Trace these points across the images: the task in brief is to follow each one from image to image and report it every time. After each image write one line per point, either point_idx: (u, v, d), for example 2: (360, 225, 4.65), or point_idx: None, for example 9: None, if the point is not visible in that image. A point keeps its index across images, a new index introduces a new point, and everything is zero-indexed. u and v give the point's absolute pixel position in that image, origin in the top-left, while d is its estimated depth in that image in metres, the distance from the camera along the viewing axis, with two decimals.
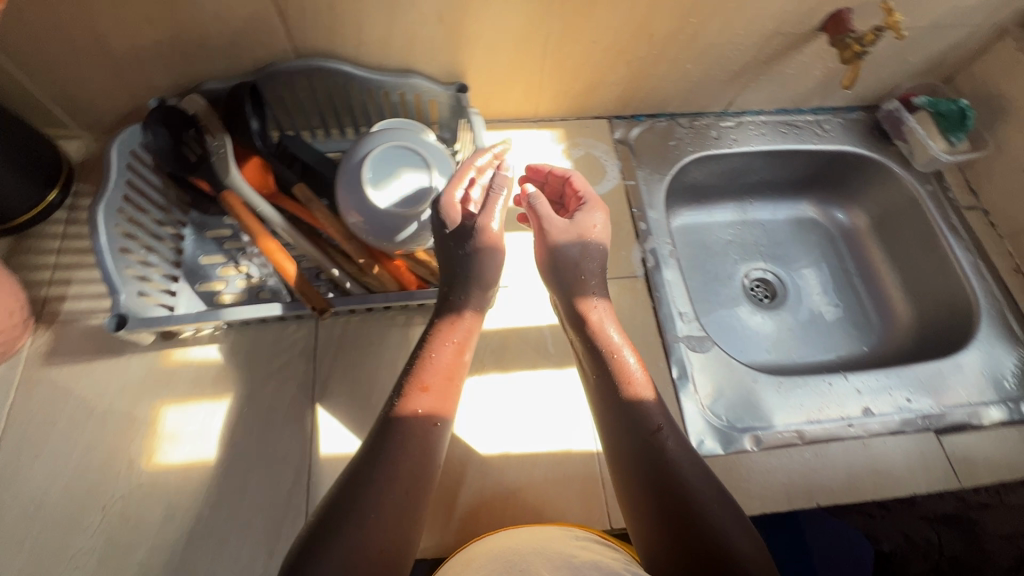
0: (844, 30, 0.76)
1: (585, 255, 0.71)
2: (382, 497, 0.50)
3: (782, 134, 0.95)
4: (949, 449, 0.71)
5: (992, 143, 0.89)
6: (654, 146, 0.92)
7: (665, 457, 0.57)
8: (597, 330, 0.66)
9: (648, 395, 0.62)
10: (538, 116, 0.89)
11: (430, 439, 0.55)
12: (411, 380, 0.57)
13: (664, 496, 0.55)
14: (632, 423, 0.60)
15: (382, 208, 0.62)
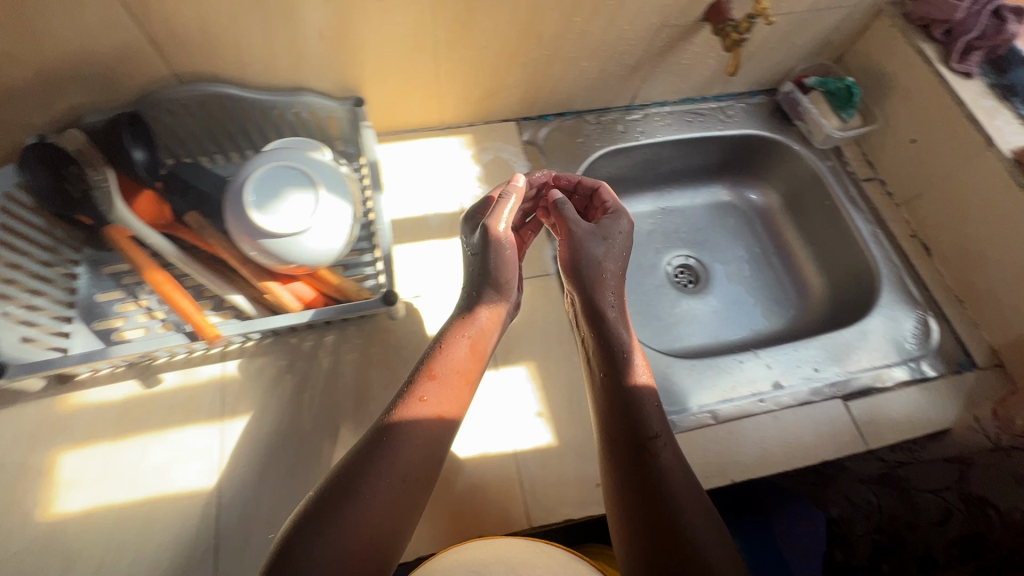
0: (722, 19, 0.78)
1: (608, 256, 0.71)
2: (376, 503, 0.53)
3: (687, 123, 0.98)
4: (855, 414, 0.74)
5: (881, 116, 0.93)
6: (563, 144, 0.93)
7: (657, 464, 0.59)
8: (607, 325, 0.68)
9: (650, 402, 0.64)
10: (444, 123, 0.90)
11: (428, 453, 0.57)
12: (419, 377, 0.61)
13: (641, 489, 0.58)
14: (635, 423, 0.62)
15: (266, 230, 0.61)
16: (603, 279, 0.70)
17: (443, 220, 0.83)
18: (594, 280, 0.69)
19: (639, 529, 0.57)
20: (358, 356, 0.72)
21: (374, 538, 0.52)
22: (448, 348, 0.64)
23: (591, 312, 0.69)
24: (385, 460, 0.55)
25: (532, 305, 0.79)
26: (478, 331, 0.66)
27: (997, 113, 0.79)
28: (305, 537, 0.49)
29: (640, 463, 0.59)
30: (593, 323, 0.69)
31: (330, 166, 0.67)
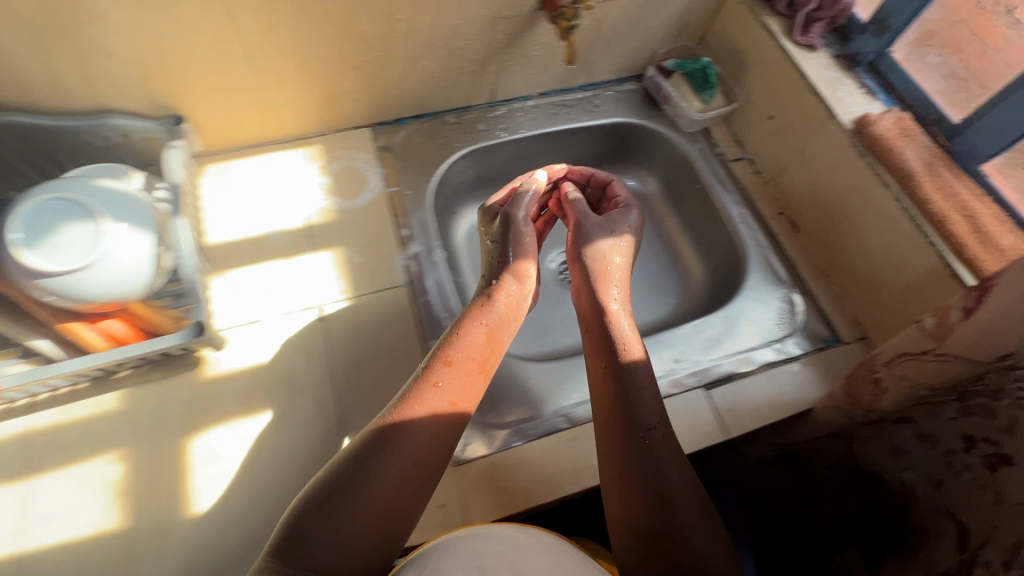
0: (551, 9, 0.76)
1: (615, 246, 0.78)
2: (379, 498, 0.53)
3: (553, 116, 0.95)
4: (716, 402, 0.72)
5: (742, 96, 0.92)
6: (421, 147, 0.89)
7: (657, 454, 0.59)
8: (611, 315, 0.70)
9: (649, 393, 0.63)
10: (289, 135, 0.85)
11: (428, 450, 0.57)
12: (429, 369, 0.61)
13: (630, 475, 0.59)
14: (631, 412, 0.62)
15: (50, 273, 0.56)
16: (610, 269, 0.75)
17: (285, 238, 0.78)
18: (601, 268, 0.75)
19: (624, 518, 0.59)
20: (183, 393, 0.67)
21: (373, 534, 0.52)
22: (459, 339, 0.64)
23: (597, 299, 0.72)
24: (385, 462, 0.54)
25: (379, 320, 0.74)
26: (500, 317, 0.68)
27: (839, 84, 0.78)
28: (304, 529, 0.50)
29: (632, 451, 0.60)
30: (600, 308, 0.71)
31: (131, 196, 0.63)
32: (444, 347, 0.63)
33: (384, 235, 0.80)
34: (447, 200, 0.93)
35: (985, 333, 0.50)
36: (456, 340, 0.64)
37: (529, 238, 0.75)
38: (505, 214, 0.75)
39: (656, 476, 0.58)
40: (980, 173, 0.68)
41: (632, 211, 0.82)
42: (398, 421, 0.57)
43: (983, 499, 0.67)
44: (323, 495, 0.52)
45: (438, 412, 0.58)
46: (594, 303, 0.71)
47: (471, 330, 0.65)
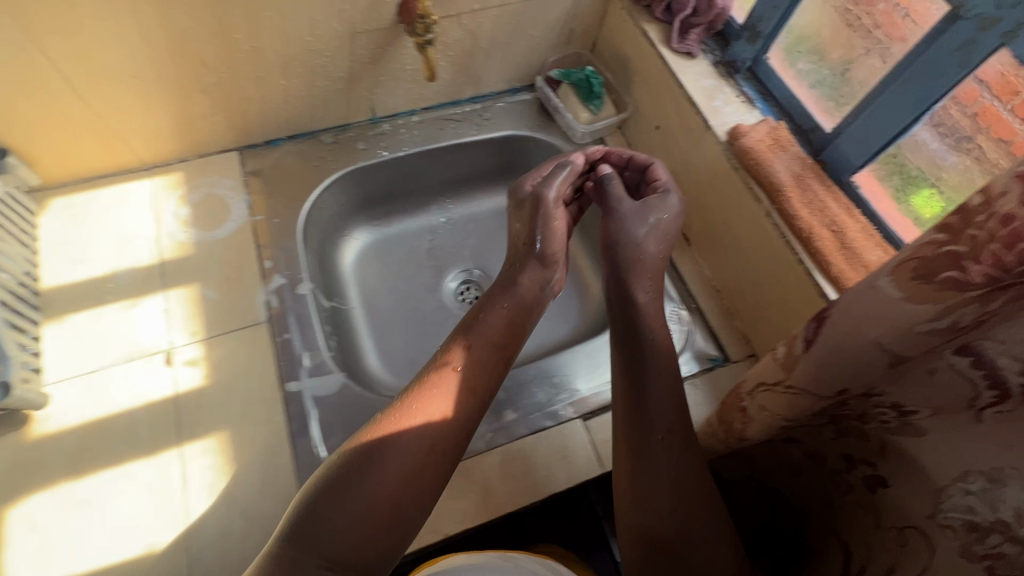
0: (406, 26, 0.72)
1: (651, 236, 0.70)
2: (389, 490, 0.49)
3: (439, 131, 0.90)
4: (592, 433, 0.69)
5: (631, 105, 0.88)
6: (294, 170, 0.84)
7: (668, 455, 0.56)
8: (634, 308, 0.66)
9: (670, 386, 0.59)
10: (146, 162, 0.80)
11: (447, 437, 0.54)
12: (445, 356, 0.59)
13: (645, 477, 0.57)
14: (650, 411, 0.58)
15: None
16: (643, 260, 0.68)
17: (134, 276, 0.73)
18: (633, 259, 0.68)
19: (637, 525, 0.58)
20: (6, 457, 0.62)
21: (382, 530, 0.48)
22: (480, 323, 0.62)
23: (624, 287, 0.68)
24: (392, 456, 0.50)
25: (234, 362, 0.69)
26: (521, 301, 0.66)
27: (717, 93, 0.75)
28: (309, 524, 0.47)
29: (645, 447, 0.57)
30: (624, 299, 0.67)
31: None
32: (466, 330, 0.62)
33: (246, 268, 0.75)
34: (328, 225, 0.88)
35: (822, 367, 0.47)
36: (477, 325, 0.62)
37: (559, 221, 0.71)
38: (537, 196, 0.70)
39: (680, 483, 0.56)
40: (851, 185, 0.67)
41: (672, 195, 0.72)
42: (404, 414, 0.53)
43: (867, 522, 0.64)
44: (326, 492, 0.48)
45: (457, 399, 0.56)
46: (620, 289, 0.68)
47: (488, 315, 0.63)
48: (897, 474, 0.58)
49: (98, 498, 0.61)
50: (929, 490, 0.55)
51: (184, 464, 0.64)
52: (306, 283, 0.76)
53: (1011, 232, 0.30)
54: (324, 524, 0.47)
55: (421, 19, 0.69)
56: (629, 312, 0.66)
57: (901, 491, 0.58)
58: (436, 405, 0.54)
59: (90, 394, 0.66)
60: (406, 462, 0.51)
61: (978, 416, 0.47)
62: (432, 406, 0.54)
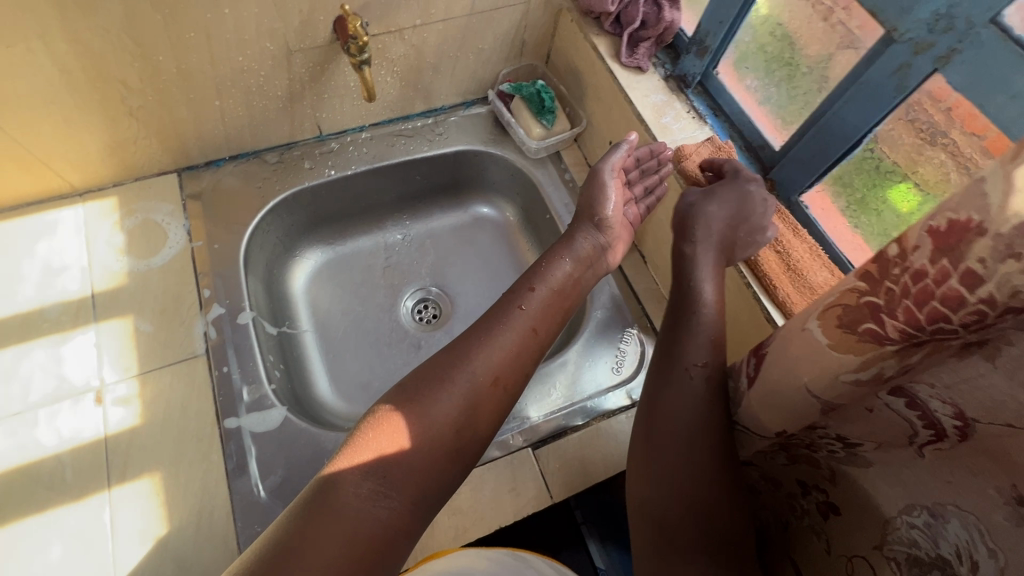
0: (342, 44, 0.70)
1: (708, 198, 0.65)
2: (444, 425, 0.52)
3: (390, 148, 0.88)
4: (543, 462, 0.67)
5: (586, 118, 0.86)
6: (237, 192, 0.81)
7: (694, 398, 0.54)
8: (687, 261, 0.62)
9: (707, 331, 0.58)
10: (78, 188, 0.76)
11: (510, 371, 0.57)
12: (512, 294, 0.62)
13: (668, 422, 0.54)
14: (684, 346, 0.57)
15: None
16: (690, 222, 0.64)
17: (63, 310, 0.70)
18: (684, 219, 0.65)
19: (642, 486, 0.55)
20: None
21: (434, 460, 0.51)
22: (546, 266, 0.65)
23: (681, 239, 0.64)
24: (449, 389, 0.54)
25: (168, 399, 0.66)
26: (583, 257, 0.68)
27: (667, 109, 0.74)
28: (368, 445, 0.50)
29: (674, 383, 0.55)
30: (676, 255, 0.65)
31: None
32: (531, 275, 0.64)
33: (184, 298, 0.72)
34: (275, 248, 0.85)
35: (763, 407, 0.46)
36: (541, 271, 0.65)
37: (616, 198, 0.70)
38: (596, 169, 0.69)
39: (700, 428, 0.52)
40: (799, 206, 0.66)
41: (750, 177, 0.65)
42: (468, 355, 0.56)
43: (818, 546, 0.63)
44: (382, 420, 0.51)
45: (520, 339, 0.59)
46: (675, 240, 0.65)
47: (545, 260, 0.66)
48: (846, 500, 0.57)
49: (18, 551, 0.58)
50: (875, 518, 0.54)
51: (114, 509, 0.61)
52: (247, 312, 0.73)
53: (922, 290, 0.30)
54: (379, 444, 0.50)
55: (353, 39, 0.66)
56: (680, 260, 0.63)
57: (849, 518, 0.57)
58: (504, 343, 0.58)
59: (13, 439, 0.63)
60: (461, 396, 0.54)
61: (919, 452, 0.46)
62: (500, 344, 0.58)
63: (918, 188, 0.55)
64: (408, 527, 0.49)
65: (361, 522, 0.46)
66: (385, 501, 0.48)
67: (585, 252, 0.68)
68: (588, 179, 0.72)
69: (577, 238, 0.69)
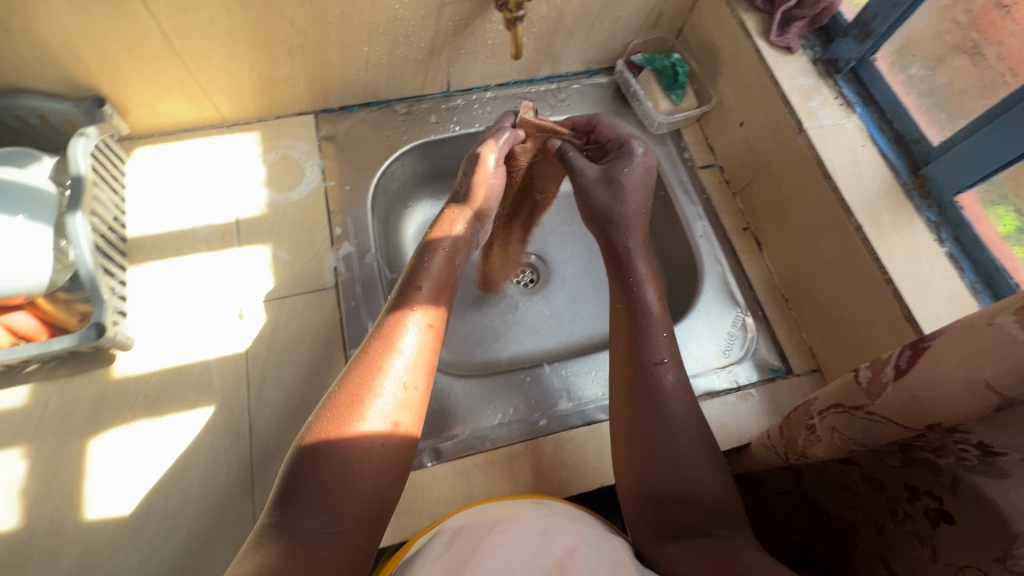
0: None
1: (620, 199, 0.69)
2: (370, 448, 0.47)
3: (512, 109, 0.89)
4: None
5: (715, 97, 0.85)
6: (368, 138, 0.84)
7: (661, 389, 0.56)
8: (624, 257, 0.67)
9: (658, 326, 0.60)
10: (228, 120, 0.82)
11: (416, 377, 0.52)
12: (388, 317, 0.56)
13: (646, 419, 0.55)
14: (640, 344, 0.59)
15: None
16: (618, 223, 0.69)
17: (212, 232, 0.76)
18: (608, 221, 0.69)
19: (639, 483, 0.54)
20: (90, 393, 0.66)
21: (374, 482, 0.46)
22: (425, 268, 0.61)
23: (607, 235, 0.69)
24: (367, 411, 0.48)
25: (301, 324, 0.71)
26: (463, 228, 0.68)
27: (813, 93, 0.72)
28: (298, 487, 0.44)
29: (644, 383, 0.57)
30: (616, 247, 0.68)
31: (37, 191, 0.62)
32: (413, 274, 0.61)
33: (317, 232, 0.77)
34: (393, 196, 0.88)
35: (915, 400, 0.45)
36: (421, 267, 0.61)
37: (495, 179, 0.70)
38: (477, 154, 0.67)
39: (687, 426, 0.55)
40: (952, 207, 0.63)
41: (635, 145, 0.71)
42: (366, 379, 0.50)
43: (922, 554, 0.61)
44: (306, 460, 0.45)
45: (423, 336, 0.55)
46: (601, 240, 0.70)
47: (440, 261, 0.63)
48: (967, 512, 0.55)
49: (167, 441, 0.64)
50: (996, 532, 0.52)
51: (251, 416, 0.66)
52: (373, 253, 0.77)
53: None
54: (308, 483, 0.44)
55: None
56: (619, 263, 0.67)
57: (965, 530, 0.55)
58: (397, 360, 0.52)
59: (167, 342, 0.69)
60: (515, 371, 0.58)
61: None
62: (395, 362, 0.52)
63: (1015, 211, 0.59)
64: (365, 544, 0.45)
65: (318, 557, 0.41)
66: (332, 529, 0.43)
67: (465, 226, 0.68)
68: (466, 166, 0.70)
69: (455, 223, 0.67)
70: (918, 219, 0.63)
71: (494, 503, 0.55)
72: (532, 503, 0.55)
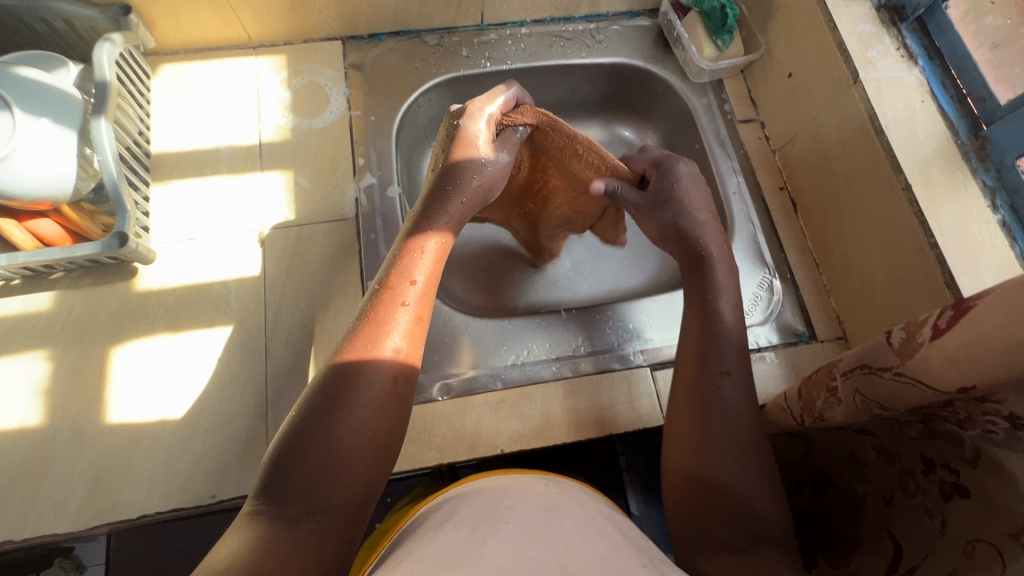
0: None
1: (688, 210, 0.64)
2: (355, 442, 0.45)
3: (547, 48, 0.85)
4: (661, 383, 0.68)
5: (764, 46, 0.80)
6: (396, 69, 0.81)
7: (722, 400, 0.54)
8: (704, 262, 0.62)
9: (732, 338, 0.58)
10: (254, 41, 0.79)
11: (402, 370, 0.49)
12: (377, 293, 0.52)
13: (704, 431, 0.53)
14: (709, 351, 0.57)
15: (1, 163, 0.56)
16: (691, 230, 0.64)
17: (234, 154, 0.75)
18: (682, 235, 0.64)
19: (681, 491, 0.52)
20: (113, 302, 0.67)
21: (359, 477, 0.44)
22: (419, 254, 0.55)
23: (683, 240, 0.64)
24: (352, 405, 0.45)
25: (321, 253, 0.71)
26: (477, 197, 0.62)
27: (873, 42, 0.67)
28: (280, 478, 0.43)
29: (707, 391, 0.55)
30: (687, 254, 0.63)
31: (64, 94, 0.61)
32: (403, 266, 0.54)
33: (339, 161, 0.75)
34: (419, 132, 0.86)
35: (950, 360, 0.43)
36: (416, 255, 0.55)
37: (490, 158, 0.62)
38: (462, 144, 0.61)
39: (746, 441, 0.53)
40: (1012, 170, 0.58)
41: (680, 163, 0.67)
42: (348, 375, 0.47)
43: (928, 527, 0.57)
44: (290, 449, 0.44)
45: (409, 327, 0.51)
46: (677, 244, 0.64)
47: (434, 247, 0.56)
48: (986, 485, 0.51)
49: (186, 354, 0.65)
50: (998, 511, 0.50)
51: (268, 338, 0.66)
52: (395, 187, 0.75)
53: None
54: (292, 474, 0.43)
55: None
56: (702, 269, 0.62)
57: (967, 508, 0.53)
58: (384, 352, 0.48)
59: (188, 261, 0.69)
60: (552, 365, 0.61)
61: None
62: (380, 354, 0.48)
63: None
64: (350, 535, 0.43)
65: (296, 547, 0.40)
66: (313, 521, 0.42)
67: (475, 193, 0.61)
68: (445, 140, 0.64)
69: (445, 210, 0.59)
70: (972, 182, 0.59)
71: (498, 477, 0.53)
72: (540, 480, 0.54)
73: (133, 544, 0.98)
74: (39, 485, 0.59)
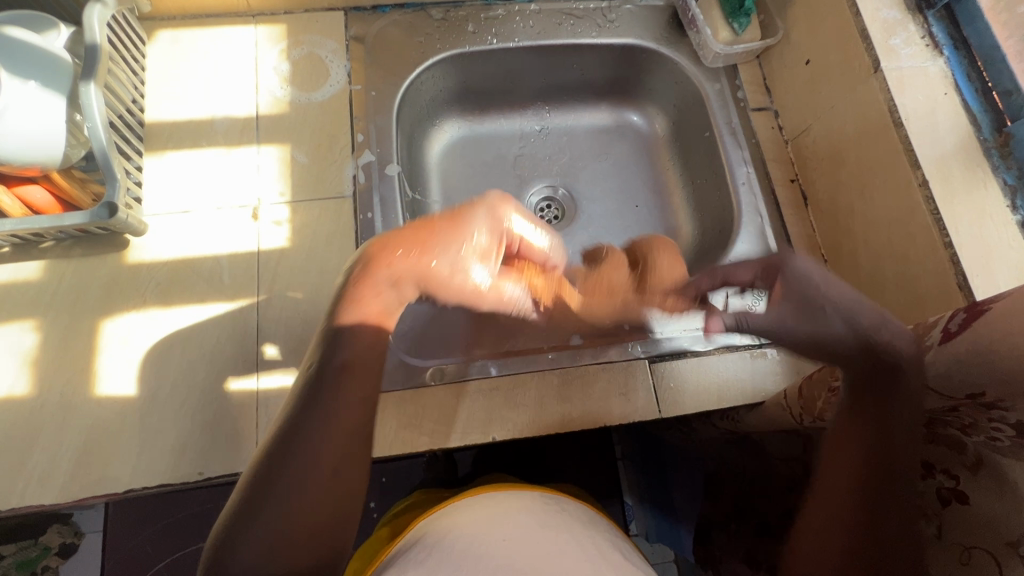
0: None
1: (857, 320, 0.55)
2: (303, 511, 0.44)
3: (556, 26, 0.82)
4: (660, 376, 0.67)
5: (782, 31, 0.77)
6: (399, 42, 0.79)
7: (892, 500, 0.51)
8: (897, 373, 0.50)
9: (913, 438, 0.51)
10: (253, 9, 0.77)
11: (350, 452, 0.47)
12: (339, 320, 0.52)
13: (872, 535, 0.50)
14: (891, 453, 0.51)
15: None
16: (835, 343, 0.55)
17: (231, 125, 0.73)
18: (812, 340, 0.57)
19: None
20: (104, 273, 0.65)
21: (312, 541, 0.44)
22: (370, 296, 0.53)
23: (861, 358, 0.52)
24: (300, 481, 0.45)
25: (316, 231, 0.69)
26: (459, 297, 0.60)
27: (897, 30, 0.64)
28: (230, 553, 0.43)
29: (878, 489, 0.51)
30: (865, 352, 0.52)
31: (52, 57, 0.59)
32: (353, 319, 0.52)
33: (338, 137, 0.73)
34: (421, 109, 0.84)
35: (960, 364, 0.42)
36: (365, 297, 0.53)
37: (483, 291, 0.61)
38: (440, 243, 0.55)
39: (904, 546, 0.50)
40: None
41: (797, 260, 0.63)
42: (287, 441, 0.46)
43: (922, 531, 0.56)
44: (241, 521, 0.43)
45: (355, 395, 0.49)
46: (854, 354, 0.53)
47: (370, 328, 0.52)
48: (987, 492, 0.50)
49: (177, 330, 0.64)
50: (997, 514, 0.49)
51: (261, 316, 0.65)
52: (395, 166, 0.73)
53: None
54: (241, 548, 0.43)
55: None
56: (888, 393, 0.50)
57: (965, 513, 0.52)
58: (320, 424, 0.47)
59: (181, 234, 0.68)
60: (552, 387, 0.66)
61: None
62: (315, 424, 0.47)
63: None
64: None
65: None
66: None
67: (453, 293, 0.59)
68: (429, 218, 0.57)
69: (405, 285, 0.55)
70: (993, 180, 0.57)
71: (498, 500, 0.52)
72: (541, 497, 0.55)
73: (128, 514, 0.99)
74: (27, 458, 0.59)
